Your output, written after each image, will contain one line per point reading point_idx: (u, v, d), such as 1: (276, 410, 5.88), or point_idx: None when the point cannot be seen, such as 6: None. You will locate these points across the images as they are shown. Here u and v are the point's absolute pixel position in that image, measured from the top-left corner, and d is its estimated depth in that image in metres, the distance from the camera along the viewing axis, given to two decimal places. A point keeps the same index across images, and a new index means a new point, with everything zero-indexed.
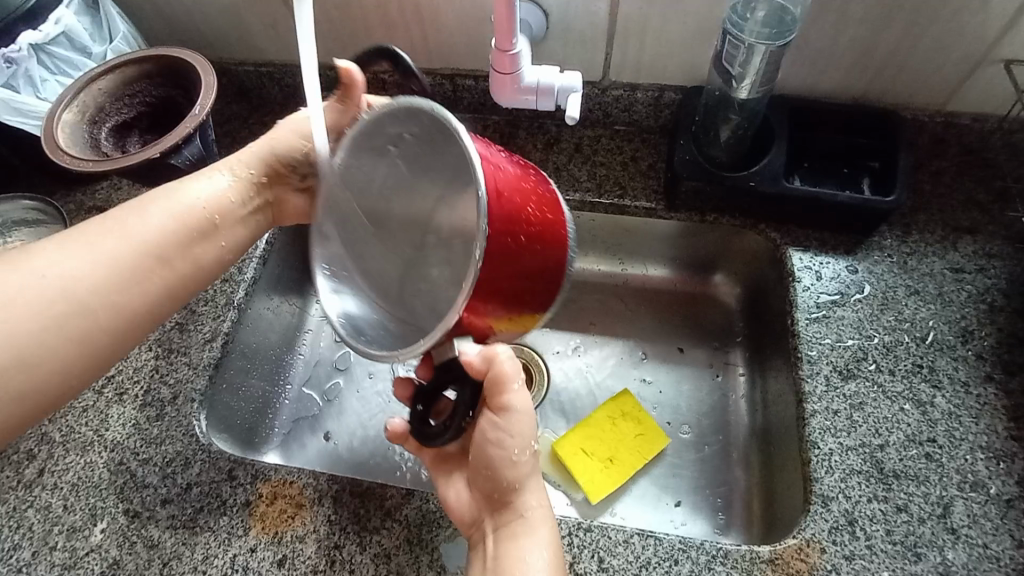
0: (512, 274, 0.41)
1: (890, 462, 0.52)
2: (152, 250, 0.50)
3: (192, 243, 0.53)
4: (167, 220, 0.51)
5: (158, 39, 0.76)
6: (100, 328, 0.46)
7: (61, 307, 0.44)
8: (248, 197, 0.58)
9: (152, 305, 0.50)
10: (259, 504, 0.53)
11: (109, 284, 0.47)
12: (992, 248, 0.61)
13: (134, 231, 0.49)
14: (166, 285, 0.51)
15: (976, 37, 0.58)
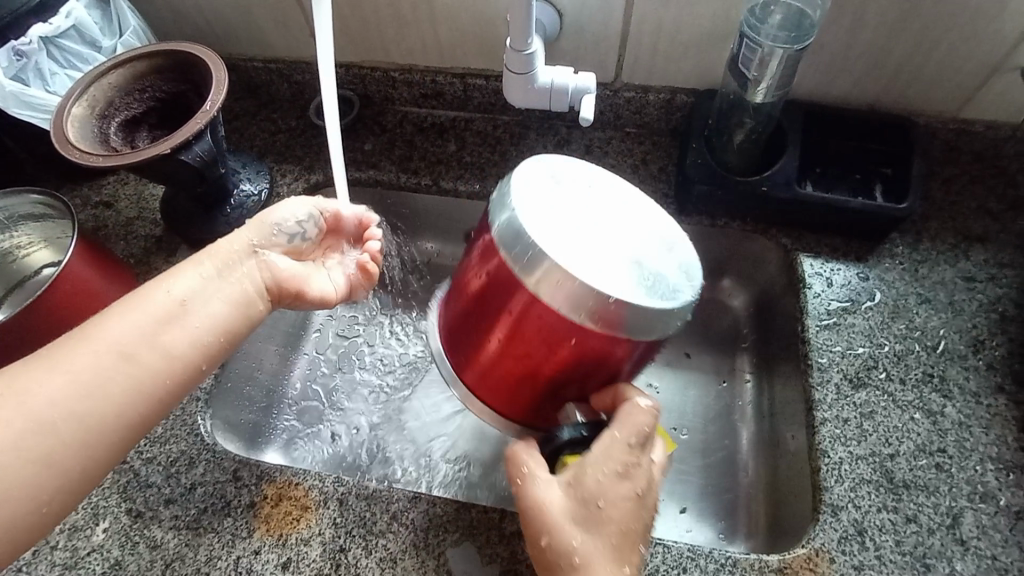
0: (516, 383, 0.48)
1: (900, 472, 0.51)
2: (115, 348, 0.41)
3: (161, 333, 0.43)
4: (135, 315, 0.42)
5: (166, 33, 0.76)
6: (65, 444, 0.38)
7: (16, 428, 0.37)
8: (233, 269, 0.47)
9: (117, 411, 0.40)
10: (263, 505, 0.53)
11: (67, 397, 0.39)
12: (1004, 257, 0.61)
13: (99, 335, 0.41)
14: (136, 387, 0.41)
15: (994, 43, 0.57)
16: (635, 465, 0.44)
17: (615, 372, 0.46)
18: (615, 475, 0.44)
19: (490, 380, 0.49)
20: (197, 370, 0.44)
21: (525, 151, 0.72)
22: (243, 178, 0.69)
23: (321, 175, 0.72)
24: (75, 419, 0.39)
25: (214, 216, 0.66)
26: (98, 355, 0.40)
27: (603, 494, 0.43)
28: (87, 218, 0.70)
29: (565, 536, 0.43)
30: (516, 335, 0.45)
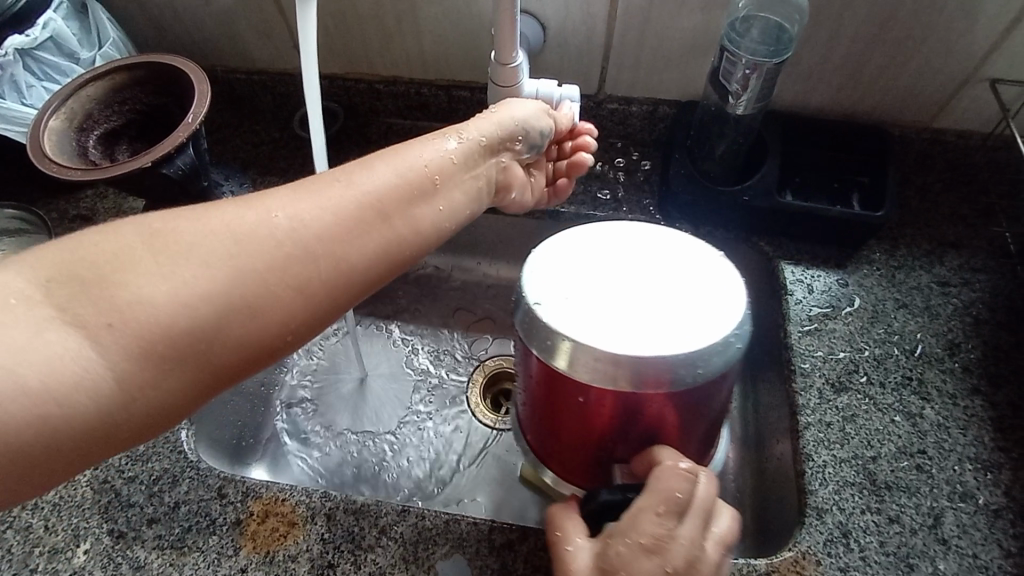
0: (577, 450, 0.48)
1: (882, 473, 0.52)
2: (374, 207, 0.37)
3: (413, 203, 0.39)
4: (371, 186, 0.38)
5: (146, 44, 0.75)
6: (307, 291, 0.35)
7: (253, 264, 0.33)
8: (473, 164, 0.45)
9: (363, 270, 0.36)
10: (250, 523, 0.52)
11: (316, 240, 0.35)
12: (977, 264, 0.63)
13: (364, 185, 0.38)
14: (324, 282, 0.35)
15: (963, 56, 0.59)
16: (668, 538, 0.40)
17: (661, 428, 0.44)
18: (642, 548, 0.39)
19: (547, 441, 0.50)
20: (395, 265, 0.39)
21: None
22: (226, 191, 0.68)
23: None
24: (316, 271, 0.35)
25: None
26: (319, 225, 0.35)
27: (625, 566, 0.39)
28: (63, 233, 0.68)
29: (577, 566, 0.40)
30: (562, 406, 0.45)
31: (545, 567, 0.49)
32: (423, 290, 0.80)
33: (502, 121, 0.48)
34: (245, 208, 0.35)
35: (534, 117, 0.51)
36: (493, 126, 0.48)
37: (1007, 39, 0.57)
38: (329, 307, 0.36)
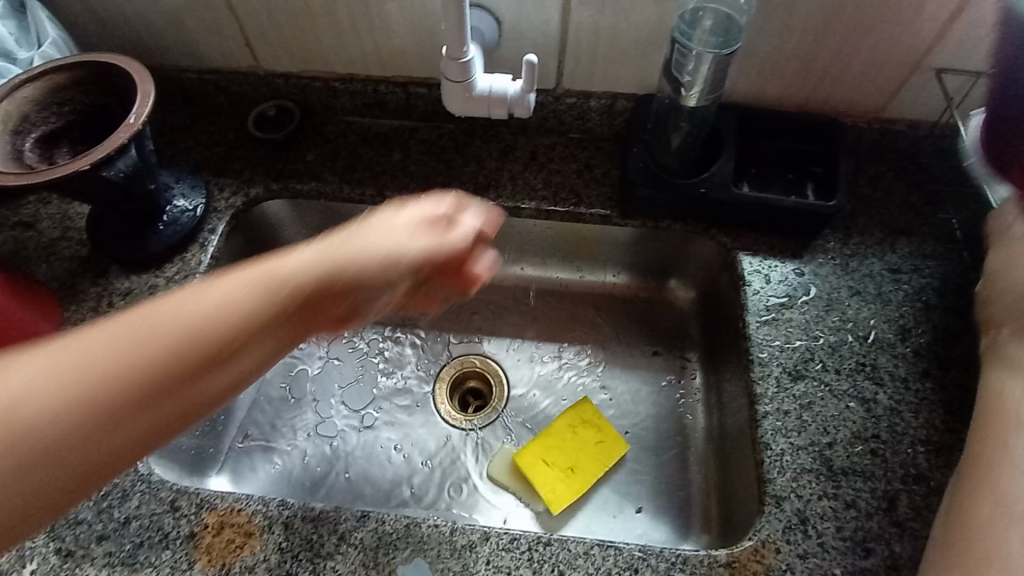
0: None
1: (838, 459, 0.53)
2: (239, 311, 0.36)
3: (270, 310, 0.37)
4: (222, 298, 0.36)
5: (89, 44, 0.72)
6: (143, 426, 0.34)
7: (85, 411, 0.32)
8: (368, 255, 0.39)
9: (232, 379, 0.37)
10: (205, 535, 0.50)
11: (163, 366, 0.34)
12: (927, 250, 0.64)
13: (207, 308, 0.35)
14: (92, 431, 0.32)
15: (909, 47, 0.61)
16: None
17: None
18: None
19: None
20: (257, 372, 0.38)
21: (470, 159, 0.72)
22: (176, 194, 0.67)
23: (261, 190, 0.70)
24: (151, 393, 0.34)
25: (146, 234, 0.64)
26: (174, 343, 0.34)
27: None
28: (6, 241, 0.66)
29: (1001, 525, 0.41)
30: None
31: (507, 568, 0.49)
32: None
33: (391, 240, 0.40)
34: (62, 350, 0.32)
35: (407, 248, 0.40)
36: (386, 223, 0.41)
37: (950, 29, 0.58)
38: (107, 455, 0.33)
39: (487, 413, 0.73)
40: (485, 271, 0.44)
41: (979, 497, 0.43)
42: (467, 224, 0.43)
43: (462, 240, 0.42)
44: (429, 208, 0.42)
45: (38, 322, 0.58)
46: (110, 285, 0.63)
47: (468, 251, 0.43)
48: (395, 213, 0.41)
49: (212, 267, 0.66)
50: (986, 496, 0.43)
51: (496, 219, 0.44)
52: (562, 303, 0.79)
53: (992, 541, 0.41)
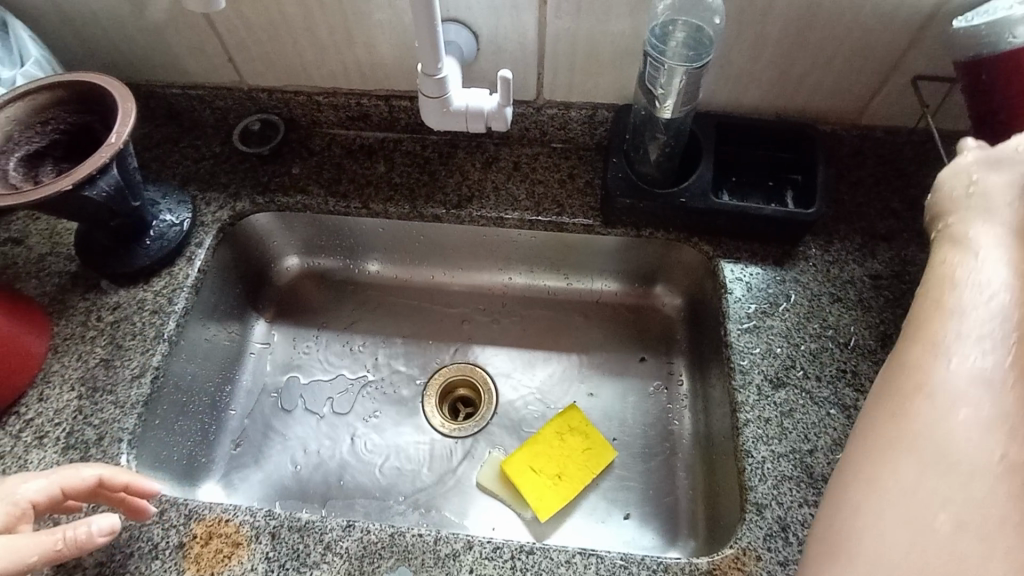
0: None
1: (819, 466, 0.54)
2: None
3: None
4: None
5: (75, 61, 0.73)
6: None
7: None
8: None
9: None
10: (193, 545, 0.51)
11: None
12: (907, 255, 0.64)
13: None
14: None
15: (882, 54, 0.61)
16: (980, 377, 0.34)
17: None
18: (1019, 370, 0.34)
19: None
20: None
21: (453, 169, 0.73)
22: (163, 210, 0.67)
23: (248, 203, 0.71)
24: None
25: (132, 249, 0.64)
26: None
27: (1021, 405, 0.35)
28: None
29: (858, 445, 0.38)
30: None
31: None
32: (374, 300, 0.81)
33: (10, 539, 0.42)
34: None
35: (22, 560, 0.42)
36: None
37: (921, 38, 0.59)
38: None
39: (475, 422, 0.74)
40: (102, 536, 0.45)
41: (880, 433, 0.33)
42: (80, 529, 0.44)
43: (76, 532, 0.44)
44: (67, 484, 0.48)
45: (27, 338, 0.59)
46: (99, 299, 0.64)
47: (86, 539, 0.44)
48: (6, 497, 0.45)
49: (199, 280, 0.67)
50: (891, 429, 0.33)
51: (112, 523, 0.45)
52: (548, 311, 0.80)
53: (893, 487, 0.31)
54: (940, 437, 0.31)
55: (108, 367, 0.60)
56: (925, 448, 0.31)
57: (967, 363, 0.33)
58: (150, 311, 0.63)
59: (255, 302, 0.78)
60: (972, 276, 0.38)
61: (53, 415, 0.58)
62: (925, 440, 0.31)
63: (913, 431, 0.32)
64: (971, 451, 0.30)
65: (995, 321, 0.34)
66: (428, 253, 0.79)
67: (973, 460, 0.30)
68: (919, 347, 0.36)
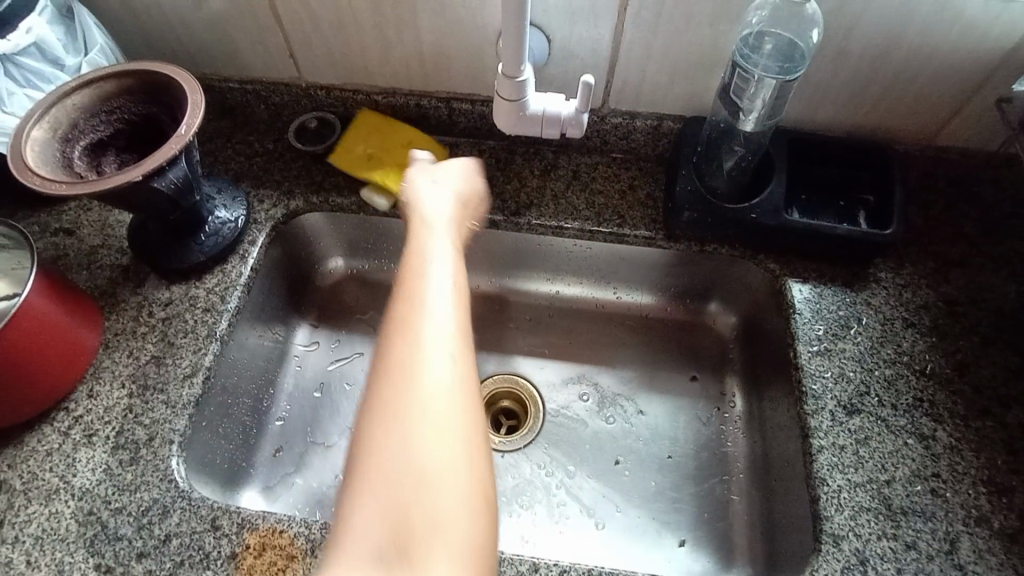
0: None
1: (897, 498, 0.51)
2: None
3: None
4: None
5: (132, 51, 0.72)
6: None
7: None
8: None
9: None
10: (246, 556, 0.49)
11: None
12: (981, 281, 0.62)
13: None
14: None
15: (970, 75, 0.59)
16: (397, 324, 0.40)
17: None
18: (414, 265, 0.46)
19: None
20: None
21: (512, 175, 0.71)
22: (218, 205, 0.66)
23: (302, 202, 0.70)
24: None
25: (187, 245, 0.63)
26: None
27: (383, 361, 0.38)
28: (46, 247, 0.66)
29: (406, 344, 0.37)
30: None
31: None
32: None
33: None
34: None
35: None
36: None
37: (1010, 62, 0.58)
38: None
39: (522, 435, 0.71)
40: None
41: (378, 419, 0.34)
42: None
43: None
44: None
45: (81, 332, 0.57)
46: (151, 294, 0.63)
47: None
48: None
49: (251, 279, 0.65)
50: (386, 412, 0.34)
51: None
52: (595, 325, 0.78)
53: (410, 487, 0.32)
54: (422, 426, 0.33)
55: (159, 365, 0.59)
56: (416, 435, 0.33)
57: (446, 374, 0.36)
58: (203, 309, 0.62)
59: (299, 303, 0.77)
60: (437, 278, 0.42)
61: (102, 413, 0.56)
62: (413, 443, 0.33)
63: (407, 426, 0.33)
64: (456, 467, 0.33)
65: (453, 331, 0.38)
66: (476, 261, 0.78)
67: (456, 466, 0.33)
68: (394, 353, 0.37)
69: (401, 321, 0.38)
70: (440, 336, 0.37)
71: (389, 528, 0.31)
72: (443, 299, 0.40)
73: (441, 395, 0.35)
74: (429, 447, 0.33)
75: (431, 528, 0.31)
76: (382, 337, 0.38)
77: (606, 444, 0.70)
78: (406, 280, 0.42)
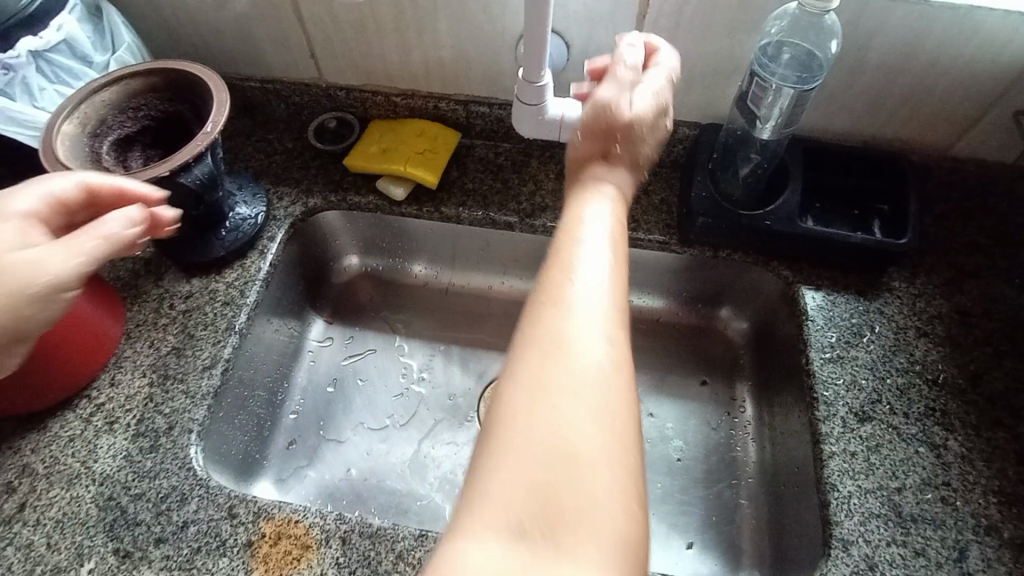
0: None
1: (908, 505, 0.52)
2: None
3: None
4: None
5: (157, 49, 0.73)
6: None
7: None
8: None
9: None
10: (261, 544, 0.50)
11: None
12: (995, 292, 0.62)
13: None
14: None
15: (986, 87, 0.60)
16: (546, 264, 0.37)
17: None
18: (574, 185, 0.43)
19: None
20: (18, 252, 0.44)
21: (528, 178, 0.72)
22: (238, 202, 0.67)
23: (320, 200, 0.71)
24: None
25: (208, 239, 0.64)
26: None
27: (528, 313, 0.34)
28: None
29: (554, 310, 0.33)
30: None
31: None
32: (432, 302, 0.80)
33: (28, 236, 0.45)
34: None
35: (65, 268, 0.43)
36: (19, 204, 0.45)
37: None
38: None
39: None
40: (129, 229, 0.47)
41: (523, 384, 0.30)
42: (101, 228, 0.45)
43: (101, 231, 0.45)
44: (55, 194, 0.47)
45: (106, 321, 0.58)
46: (171, 287, 0.64)
47: (117, 235, 0.46)
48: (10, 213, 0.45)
49: (270, 274, 0.66)
50: (529, 374, 0.31)
51: (133, 218, 0.47)
52: None
53: (560, 469, 0.28)
54: (570, 404, 0.30)
55: (179, 356, 0.60)
56: (563, 412, 0.29)
57: (601, 356, 0.31)
58: (222, 303, 0.63)
59: (314, 300, 0.78)
60: (592, 245, 0.36)
61: (124, 401, 0.57)
62: (565, 422, 0.29)
63: (555, 401, 0.30)
64: (611, 452, 0.29)
65: (609, 308, 0.33)
66: (490, 262, 0.78)
67: (608, 461, 0.29)
68: (545, 320, 0.32)
69: (552, 288, 0.34)
70: (593, 311, 0.33)
71: (533, 504, 0.28)
72: (597, 268, 0.35)
73: (596, 379, 0.30)
74: (580, 436, 0.29)
75: (578, 516, 0.27)
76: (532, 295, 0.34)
77: None
78: (561, 242, 0.37)
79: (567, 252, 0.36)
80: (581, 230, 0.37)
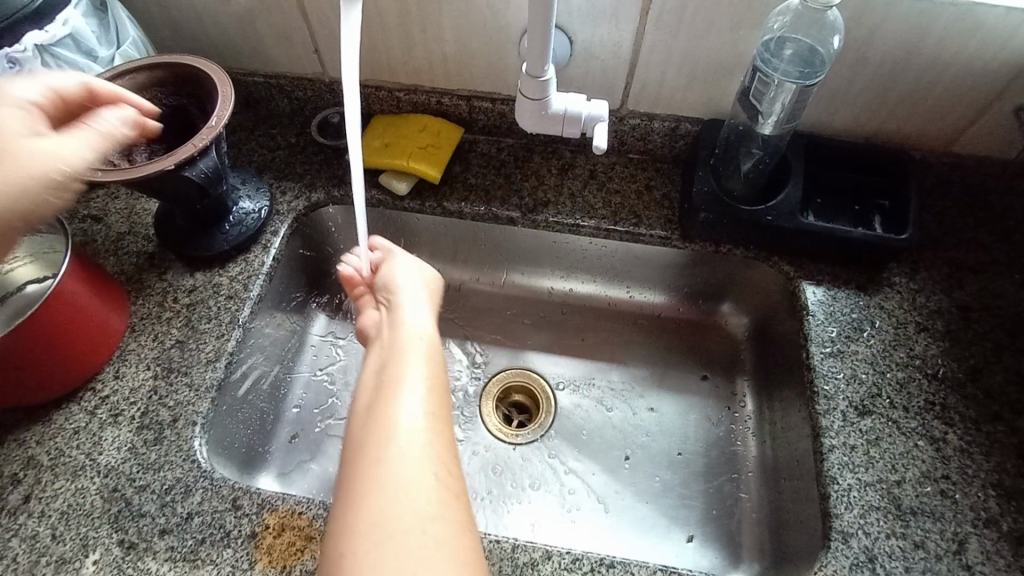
0: None
1: (907, 498, 0.52)
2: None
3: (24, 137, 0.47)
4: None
5: (161, 44, 0.74)
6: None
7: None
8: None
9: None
10: (265, 536, 0.50)
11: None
12: (995, 288, 0.63)
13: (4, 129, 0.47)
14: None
15: (987, 83, 0.60)
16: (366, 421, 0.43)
17: None
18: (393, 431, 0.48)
19: None
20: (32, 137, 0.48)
21: (530, 173, 0.72)
22: (242, 196, 0.67)
23: (323, 194, 0.71)
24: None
25: (212, 233, 0.65)
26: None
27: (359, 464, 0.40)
28: (74, 233, 0.67)
29: (375, 454, 0.38)
30: None
31: None
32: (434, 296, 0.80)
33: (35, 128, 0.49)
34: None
35: (83, 156, 0.48)
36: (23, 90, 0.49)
37: None
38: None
39: (533, 429, 0.72)
40: (128, 126, 0.52)
41: (358, 535, 0.35)
42: (100, 123, 0.50)
43: (99, 126, 0.50)
44: (57, 89, 0.50)
45: (110, 315, 0.59)
46: (175, 281, 0.64)
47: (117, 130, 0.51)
48: (12, 100, 0.48)
49: (273, 268, 0.67)
50: (360, 523, 0.36)
51: (131, 117, 0.52)
52: (607, 324, 0.78)
53: None
54: (401, 541, 0.35)
55: (183, 349, 0.60)
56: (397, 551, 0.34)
57: (420, 443, 0.39)
58: (226, 297, 0.63)
59: (316, 295, 0.78)
60: (411, 365, 0.46)
61: (128, 394, 0.58)
62: (398, 505, 0.36)
63: (383, 531, 0.35)
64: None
65: (425, 444, 0.39)
66: (492, 258, 0.79)
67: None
68: (369, 467, 0.38)
69: (376, 408, 0.42)
70: (413, 447, 0.39)
71: None
72: (414, 410, 0.41)
73: (418, 463, 0.38)
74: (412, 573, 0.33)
75: None
76: (354, 453, 0.40)
77: (616, 440, 0.71)
78: (376, 397, 0.43)
79: (388, 403, 0.42)
80: (400, 378, 0.44)
